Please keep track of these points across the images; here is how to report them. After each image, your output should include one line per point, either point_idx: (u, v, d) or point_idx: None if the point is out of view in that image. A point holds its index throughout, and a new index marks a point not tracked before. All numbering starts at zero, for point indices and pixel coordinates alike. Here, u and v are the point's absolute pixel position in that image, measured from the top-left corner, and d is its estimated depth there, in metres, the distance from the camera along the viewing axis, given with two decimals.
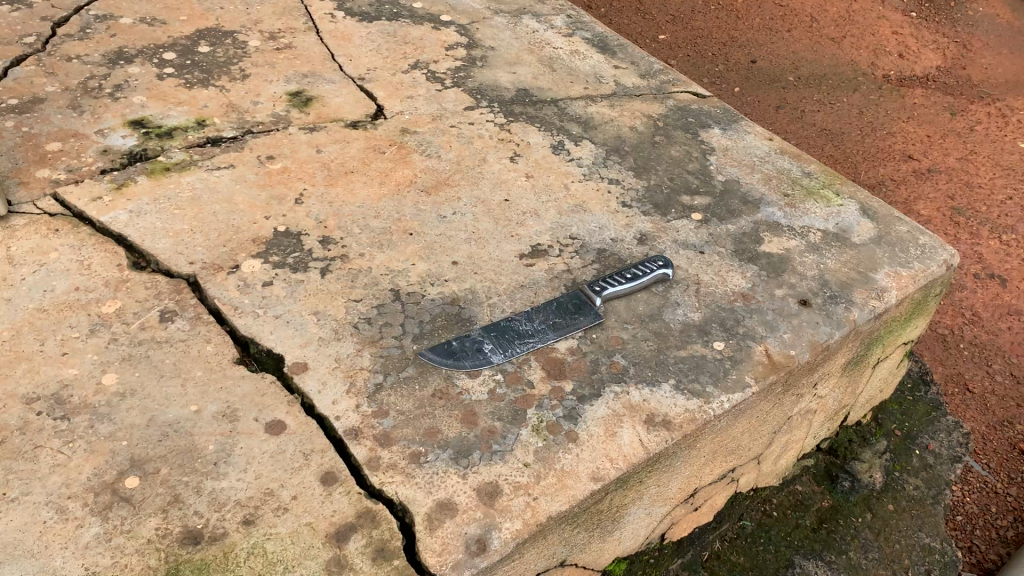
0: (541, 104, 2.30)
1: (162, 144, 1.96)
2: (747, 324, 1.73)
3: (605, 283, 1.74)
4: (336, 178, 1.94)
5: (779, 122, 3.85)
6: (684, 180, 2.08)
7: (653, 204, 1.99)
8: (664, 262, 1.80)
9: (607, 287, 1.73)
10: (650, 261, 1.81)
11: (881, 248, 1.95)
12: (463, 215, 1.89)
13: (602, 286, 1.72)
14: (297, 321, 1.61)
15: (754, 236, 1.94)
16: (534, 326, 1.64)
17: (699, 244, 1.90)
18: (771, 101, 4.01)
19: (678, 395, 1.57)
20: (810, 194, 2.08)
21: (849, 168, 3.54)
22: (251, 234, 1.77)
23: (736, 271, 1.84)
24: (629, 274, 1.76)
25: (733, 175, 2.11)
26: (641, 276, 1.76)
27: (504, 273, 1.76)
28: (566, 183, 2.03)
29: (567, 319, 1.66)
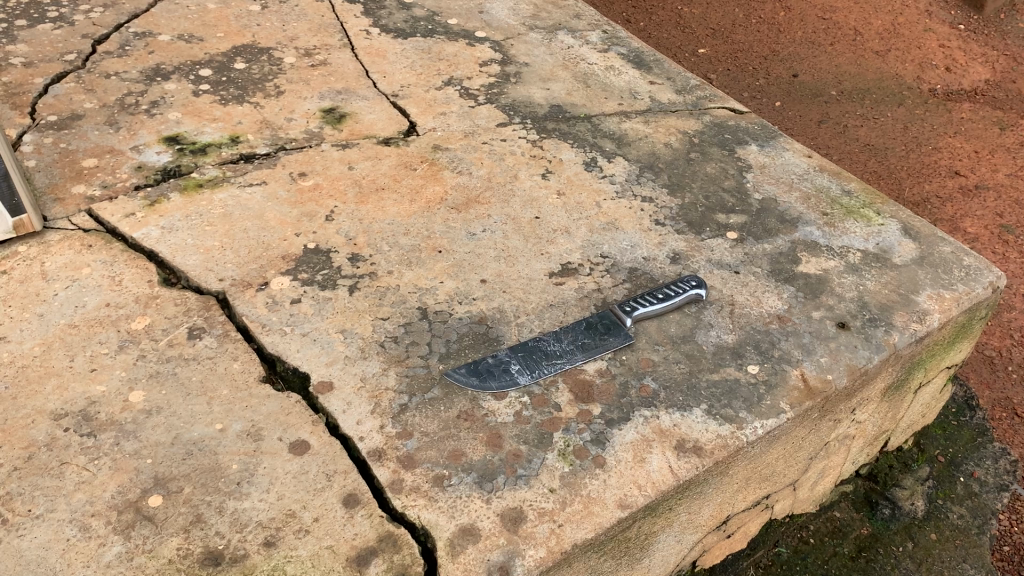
0: (575, 121, 2.27)
1: (196, 160, 1.97)
2: (782, 347, 1.69)
3: (636, 303, 1.70)
4: (367, 196, 1.93)
5: (821, 138, 3.78)
6: (719, 198, 2.03)
7: (688, 222, 1.96)
8: (699, 282, 1.76)
9: (637, 306, 1.69)
10: (683, 280, 1.76)
11: (923, 270, 1.89)
12: (493, 233, 1.87)
13: (633, 306, 1.69)
14: (324, 339, 1.59)
15: (791, 256, 1.89)
16: (561, 346, 1.62)
17: (734, 263, 1.86)
18: (813, 116, 3.94)
19: (710, 420, 1.54)
20: (850, 213, 2.02)
21: (893, 187, 3.46)
22: (280, 251, 1.76)
23: (772, 292, 1.80)
24: (661, 294, 1.73)
25: (770, 192, 2.06)
26: (673, 295, 1.73)
27: (534, 292, 1.74)
28: (598, 201, 2.00)
29: (595, 339, 1.64)
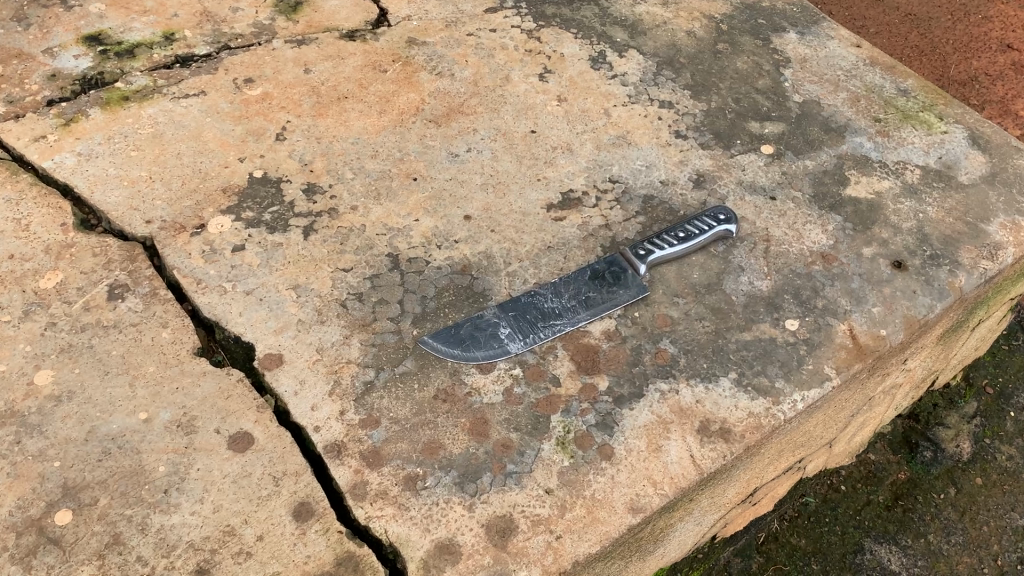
0: (579, 4, 1.90)
1: (122, 66, 1.63)
2: (827, 295, 1.41)
3: (651, 245, 1.40)
4: (327, 106, 1.60)
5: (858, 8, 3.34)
6: (751, 101, 1.69)
7: (714, 133, 1.63)
8: (727, 218, 1.45)
9: (653, 250, 1.39)
10: (709, 216, 1.45)
11: (994, 191, 1.58)
12: (479, 153, 1.56)
13: (648, 249, 1.39)
14: (273, 298, 1.31)
15: (837, 176, 1.58)
16: (561, 302, 1.34)
17: (769, 187, 1.55)
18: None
19: (740, 393, 1.28)
20: (906, 118, 1.69)
21: (936, 64, 3.08)
22: (221, 183, 1.45)
23: (814, 223, 1.50)
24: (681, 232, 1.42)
25: (812, 94, 1.71)
26: (696, 234, 1.42)
27: (528, 231, 1.45)
28: (607, 107, 1.66)
29: (603, 292, 1.35)
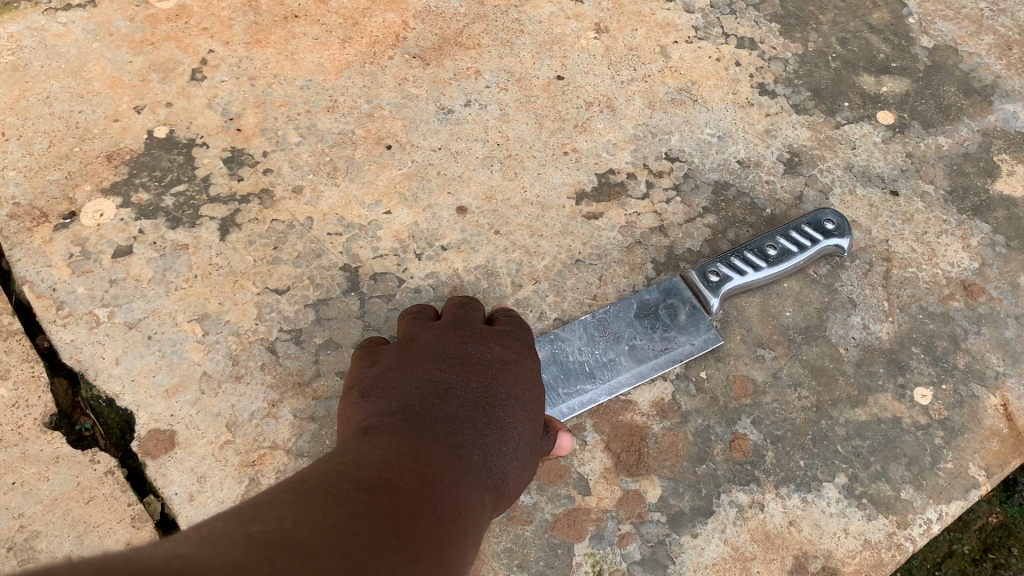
0: None
1: None
2: (972, 349, 0.98)
3: (728, 265, 0.95)
4: (268, 29, 1.12)
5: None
6: (863, 44, 1.22)
7: (813, 90, 1.16)
8: (840, 227, 0.98)
9: (732, 274, 0.94)
10: (815, 220, 0.99)
11: None
12: (483, 107, 1.10)
13: (721, 274, 0.94)
14: (168, 338, 0.89)
15: (983, 164, 1.12)
16: (591, 356, 0.89)
17: (889, 176, 1.10)
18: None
19: (851, 509, 0.87)
20: None
21: None
22: (106, 146, 1.00)
23: (953, 236, 1.06)
24: (772, 248, 0.96)
25: (945, 37, 1.23)
26: (793, 252, 0.96)
27: (548, 236, 1.01)
28: (664, 44, 1.19)
29: (655, 340, 0.91)
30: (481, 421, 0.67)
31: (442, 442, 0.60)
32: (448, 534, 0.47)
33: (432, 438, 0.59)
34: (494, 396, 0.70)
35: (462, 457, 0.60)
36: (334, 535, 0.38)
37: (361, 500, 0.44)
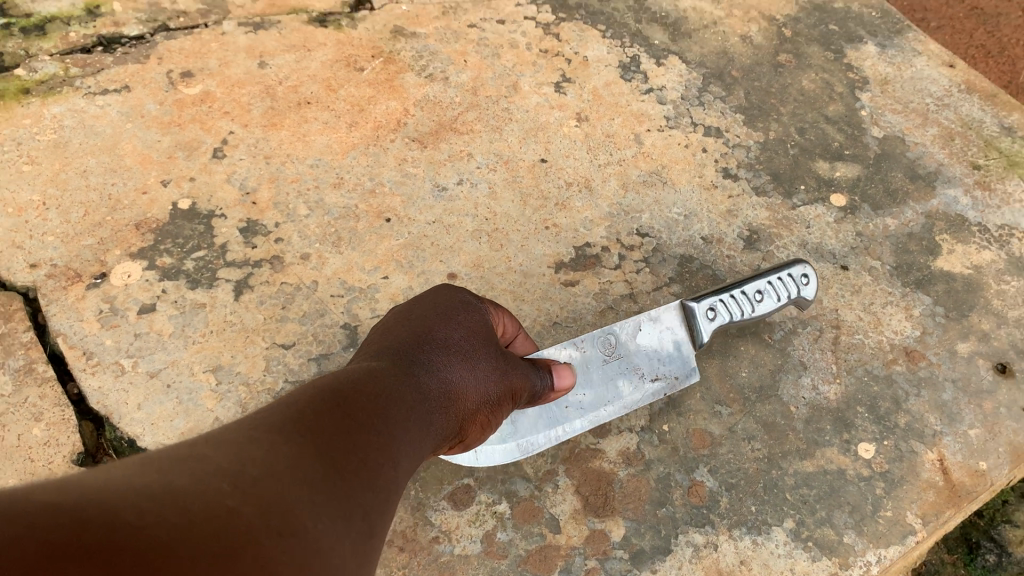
0: None
1: (26, 47, 1.28)
2: (912, 409, 1.08)
3: (718, 304, 1.01)
4: (283, 114, 1.25)
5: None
6: (819, 134, 1.34)
7: (773, 175, 1.29)
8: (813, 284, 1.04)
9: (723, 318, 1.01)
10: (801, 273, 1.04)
11: None
12: (474, 185, 1.22)
13: (710, 309, 1.00)
14: (185, 386, 1.00)
15: (926, 243, 1.24)
16: (588, 372, 0.98)
17: (840, 253, 1.22)
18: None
19: (797, 552, 0.96)
20: (1012, 166, 1.34)
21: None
22: (135, 215, 1.12)
23: (897, 307, 1.17)
24: (759, 294, 1.02)
25: (894, 128, 1.37)
26: (775, 300, 1.02)
27: (530, 301, 1.12)
28: (638, 132, 1.32)
29: (647, 380, 1.01)
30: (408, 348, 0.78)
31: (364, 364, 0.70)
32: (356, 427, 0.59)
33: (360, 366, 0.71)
34: (432, 332, 0.82)
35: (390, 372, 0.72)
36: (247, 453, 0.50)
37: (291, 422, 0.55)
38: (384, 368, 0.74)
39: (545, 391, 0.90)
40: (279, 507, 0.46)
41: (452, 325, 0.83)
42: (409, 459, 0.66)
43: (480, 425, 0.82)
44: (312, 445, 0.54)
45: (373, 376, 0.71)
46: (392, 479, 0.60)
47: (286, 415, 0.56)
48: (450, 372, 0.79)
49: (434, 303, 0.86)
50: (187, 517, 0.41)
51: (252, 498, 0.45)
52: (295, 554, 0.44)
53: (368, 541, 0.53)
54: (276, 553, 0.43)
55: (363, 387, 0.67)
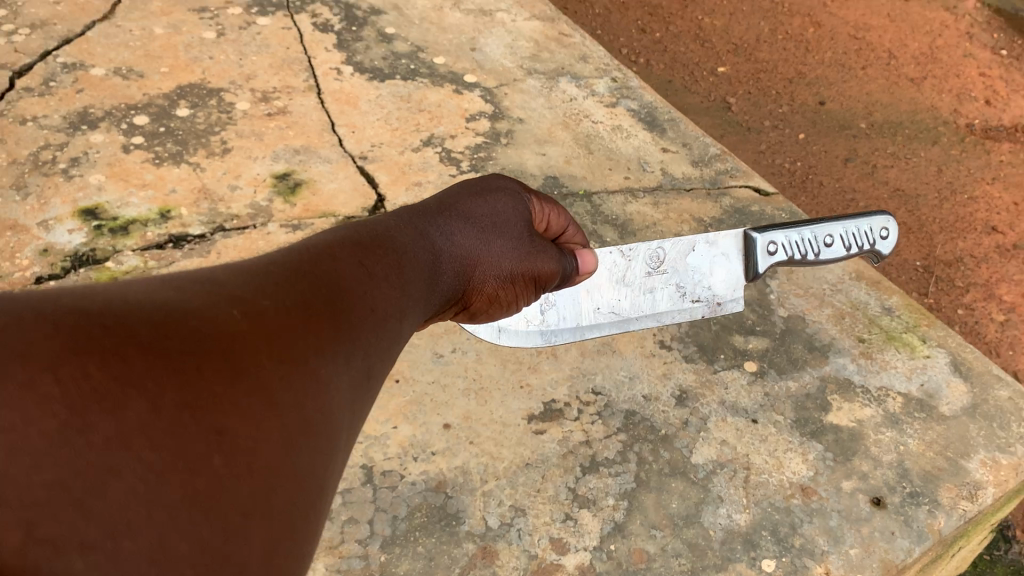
0: (573, 199, 1.89)
1: (114, 243, 1.64)
2: (805, 533, 1.38)
3: (788, 241, 1.39)
4: None
5: (825, 200, 3.38)
6: (736, 314, 1.71)
7: (699, 346, 1.64)
8: (891, 236, 1.43)
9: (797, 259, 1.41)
10: (871, 221, 1.43)
11: (976, 424, 1.58)
12: (464, 353, 1.58)
13: (777, 247, 1.39)
14: None
15: (819, 401, 1.57)
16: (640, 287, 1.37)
17: (751, 408, 1.55)
18: (824, 172, 3.51)
19: None
20: (890, 340, 1.70)
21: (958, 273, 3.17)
22: None
23: (795, 452, 1.49)
24: (830, 241, 1.40)
25: (796, 309, 1.73)
26: (841, 247, 1.41)
27: (508, 445, 1.45)
28: None
29: (697, 308, 1.42)
30: (417, 246, 0.96)
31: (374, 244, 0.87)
32: (356, 294, 0.75)
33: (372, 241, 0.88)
34: (464, 208, 1.09)
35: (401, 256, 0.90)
36: (258, 290, 0.65)
37: (293, 273, 0.71)
38: (409, 227, 0.98)
39: (549, 275, 1.15)
40: (283, 339, 0.62)
41: (486, 203, 1.12)
42: (424, 299, 0.91)
43: (486, 292, 1.09)
44: (317, 293, 0.70)
45: (399, 230, 0.95)
46: (410, 315, 0.84)
47: (291, 269, 0.72)
48: (462, 239, 1.05)
49: (465, 194, 1.12)
50: (201, 334, 0.56)
51: (258, 325, 0.60)
52: (290, 377, 0.60)
53: (366, 378, 0.71)
54: (273, 372, 0.59)
55: (396, 241, 0.92)
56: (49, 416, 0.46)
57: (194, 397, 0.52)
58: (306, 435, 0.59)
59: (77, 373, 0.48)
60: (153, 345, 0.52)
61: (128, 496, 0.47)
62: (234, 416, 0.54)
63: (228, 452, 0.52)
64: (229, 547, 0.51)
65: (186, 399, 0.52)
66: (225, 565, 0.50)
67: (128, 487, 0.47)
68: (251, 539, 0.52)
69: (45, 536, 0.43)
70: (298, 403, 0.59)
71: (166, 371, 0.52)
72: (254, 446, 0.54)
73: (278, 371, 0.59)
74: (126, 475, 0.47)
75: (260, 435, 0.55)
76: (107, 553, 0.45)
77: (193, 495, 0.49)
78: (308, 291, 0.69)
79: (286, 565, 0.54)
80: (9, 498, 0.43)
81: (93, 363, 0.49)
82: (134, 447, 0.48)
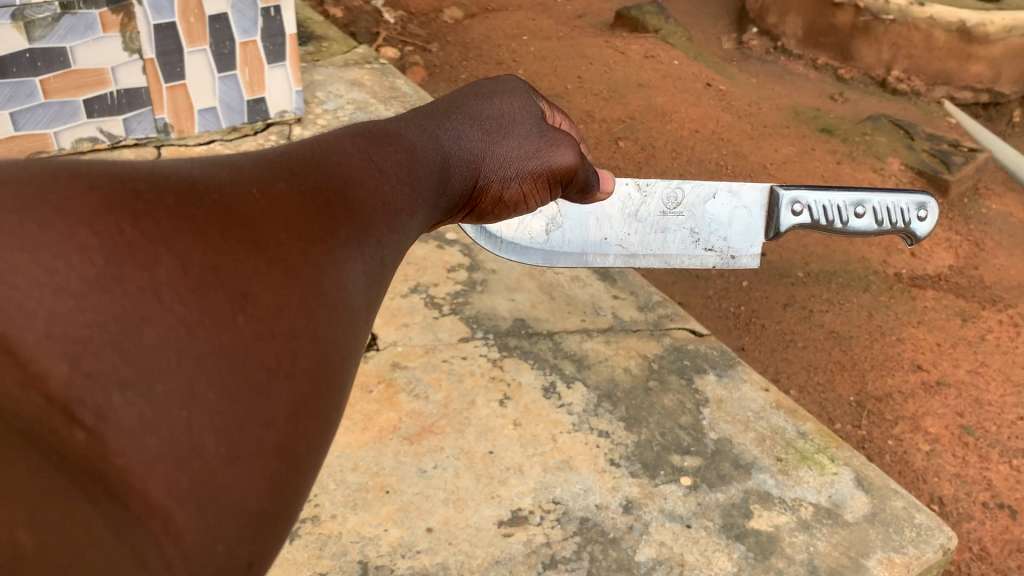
0: (537, 338, 2.24)
1: None
2: None
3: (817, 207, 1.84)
4: None
5: (767, 341, 3.79)
6: (674, 436, 2.02)
7: (642, 463, 1.95)
8: (926, 219, 1.84)
9: (826, 224, 1.87)
10: (904, 199, 1.83)
11: (875, 528, 1.88)
12: (444, 469, 1.87)
13: (809, 208, 1.85)
14: None
15: (743, 509, 1.87)
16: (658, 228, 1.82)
17: (685, 515, 1.84)
18: (765, 316, 3.92)
19: None
20: (803, 459, 2.01)
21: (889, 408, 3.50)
22: None
23: (722, 551, 1.78)
24: (862, 211, 1.84)
25: (725, 432, 2.05)
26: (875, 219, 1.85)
27: (480, 545, 1.72)
28: (554, 433, 1.98)
29: (709, 255, 1.88)
30: (427, 162, 1.08)
31: (387, 151, 0.99)
32: (370, 194, 0.87)
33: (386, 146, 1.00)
34: (477, 115, 1.30)
35: (411, 165, 1.02)
36: (279, 178, 0.77)
37: (315, 168, 0.83)
38: (419, 129, 1.14)
39: (547, 171, 1.38)
40: (299, 221, 0.73)
41: (493, 109, 1.34)
42: (433, 196, 1.07)
43: (489, 186, 1.30)
44: (332, 188, 0.81)
45: (412, 131, 1.11)
46: (422, 210, 1.00)
47: (313, 163, 0.83)
48: (467, 143, 1.23)
49: (468, 99, 1.31)
50: (222, 204, 0.69)
51: (274, 204, 0.73)
52: (303, 253, 0.72)
53: (378, 266, 0.82)
54: (291, 246, 0.71)
55: (409, 138, 1.08)
56: (88, 265, 0.58)
57: (217, 260, 0.64)
58: (322, 309, 0.71)
59: (113, 230, 0.60)
60: (184, 216, 0.65)
61: (160, 343, 0.59)
62: (256, 283, 0.66)
63: (253, 313, 0.65)
64: (254, 398, 0.63)
65: (209, 262, 0.63)
66: (248, 407, 0.63)
67: (158, 334, 0.59)
68: (269, 386, 0.65)
69: (90, 371, 0.57)
70: (309, 277, 0.71)
71: (193, 238, 0.64)
72: (275, 313, 0.66)
73: (297, 247, 0.71)
74: (156, 323, 0.60)
75: (278, 296, 0.67)
76: (141, 393, 0.58)
77: (219, 346, 0.62)
78: (325, 186, 0.81)
79: (305, 413, 0.68)
80: (59, 333, 0.57)
81: (125, 223, 0.61)
82: (165, 301, 0.60)
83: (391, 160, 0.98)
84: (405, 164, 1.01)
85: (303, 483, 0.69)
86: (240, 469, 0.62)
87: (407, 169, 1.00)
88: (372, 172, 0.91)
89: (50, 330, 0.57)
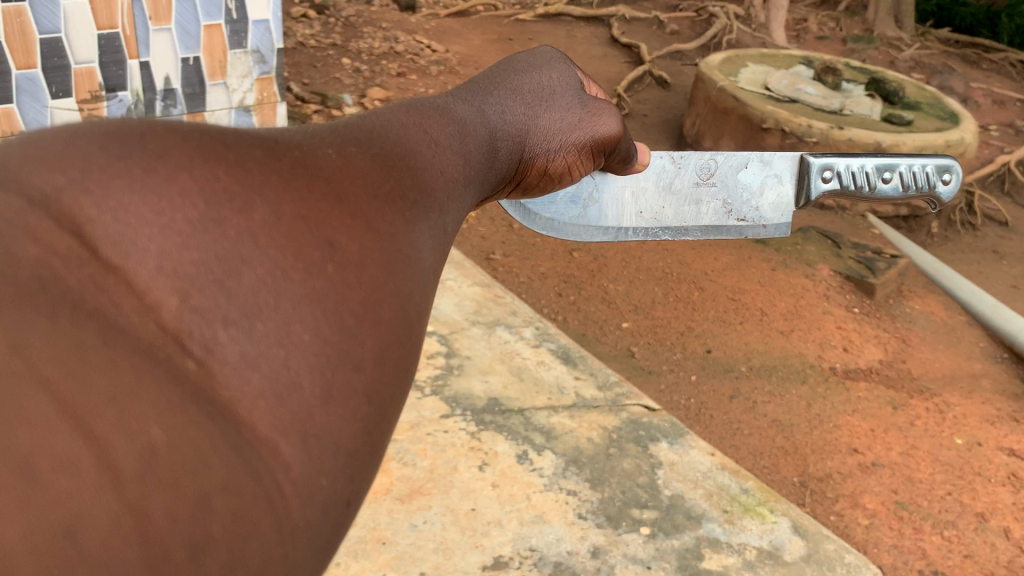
0: (509, 413, 2.52)
1: None
2: None
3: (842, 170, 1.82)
4: None
5: (715, 429, 4.09)
6: (634, 493, 2.30)
7: (607, 516, 2.21)
8: (951, 182, 1.81)
9: (854, 189, 1.85)
10: (929, 162, 1.81)
11: (810, 566, 2.17)
12: (433, 523, 2.12)
13: (833, 171, 1.81)
14: None
15: (695, 552, 2.14)
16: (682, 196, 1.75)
17: (646, 558, 2.10)
18: (713, 407, 4.23)
19: None
20: (747, 510, 2.30)
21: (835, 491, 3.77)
22: None
23: None
24: (887, 175, 1.81)
25: (677, 489, 2.33)
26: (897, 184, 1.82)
27: None
28: (528, 493, 2.25)
29: (741, 225, 1.83)
30: (476, 126, 1.09)
31: (438, 117, 1.01)
32: (430, 165, 0.92)
33: (436, 113, 1.02)
34: (512, 83, 1.25)
35: (461, 129, 1.03)
36: (349, 148, 0.84)
37: (379, 141, 0.88)
38: (463, 102, 1.12)
39: (591, 142, 1.38)
40: (372, 183, 0.81)
41: (530, 81, 1.29)
42: (482, 170, 1.05)
43: (536, 160, 1.27)
44: (395, 156, 0.87)
45: (457, 106, 1.09)
46: (473, 184, 1.00)
47: (374, 136, 0.88)
48: (512, 116, 1.19)
49: (509, 71, 1.27)
50: (302, 162, 0.76)
51: (347, 169, 0.80)
52: (377, 211, 0.78)
53: (442, 229, 0.88)
54: (365, 206, 0.78)
55: (456, 111, 1.06)
56: (191, 207, 0.65)
57: (303, 211, 0.71)
58: (398, 265, 0.77)
59: (211, 177, 0.68)
60: (272, 173, 0.72)
61: (258, 283, 0.66)
62: (341, 234, 0.73)
63: (338, 261, 0.71)
64: (345, 341, 0.70)
65: (299, 212, 0.71)
66: (340, 349, 0.69)
67: (257, 276, 0.66)
68: (357, 332, 0.71)
69: (197, 307, 0.63)
70: (384, 235, 0.77)
71: (278, 193, 0.71)
72: (358, 261, 0.73)
73: (373, 205, 0.78)
74: (253, 267, 0.66)
75: (360, 247, 0.74)
76: (243, 329, 0.64)
77: (310, 289, 0.68)
78: (388, 157, 0.87)
79: (388, 357, 0.74)
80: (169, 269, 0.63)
81: (222, 172, 0.69)
82: (260, 245, 0.67)
83: (442, 125, 1.00)
84: (457, 128, 1.02)
85: (386, 426, 0.74)
86: (334, 409, 0.67)
87: (460, 133, 1.02)
88: (428, 140, 0.95)
89: (161, 265, 0.62)
